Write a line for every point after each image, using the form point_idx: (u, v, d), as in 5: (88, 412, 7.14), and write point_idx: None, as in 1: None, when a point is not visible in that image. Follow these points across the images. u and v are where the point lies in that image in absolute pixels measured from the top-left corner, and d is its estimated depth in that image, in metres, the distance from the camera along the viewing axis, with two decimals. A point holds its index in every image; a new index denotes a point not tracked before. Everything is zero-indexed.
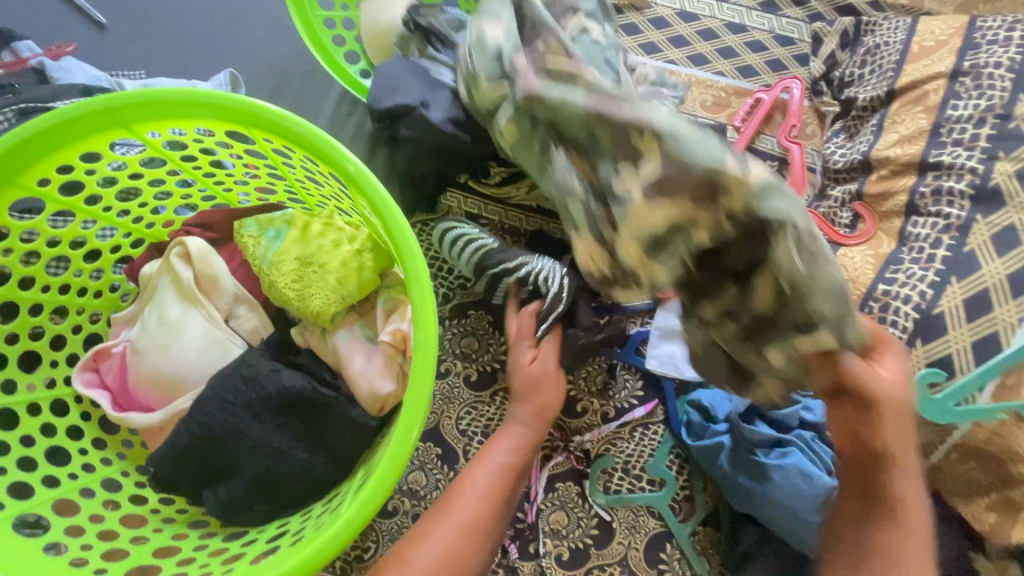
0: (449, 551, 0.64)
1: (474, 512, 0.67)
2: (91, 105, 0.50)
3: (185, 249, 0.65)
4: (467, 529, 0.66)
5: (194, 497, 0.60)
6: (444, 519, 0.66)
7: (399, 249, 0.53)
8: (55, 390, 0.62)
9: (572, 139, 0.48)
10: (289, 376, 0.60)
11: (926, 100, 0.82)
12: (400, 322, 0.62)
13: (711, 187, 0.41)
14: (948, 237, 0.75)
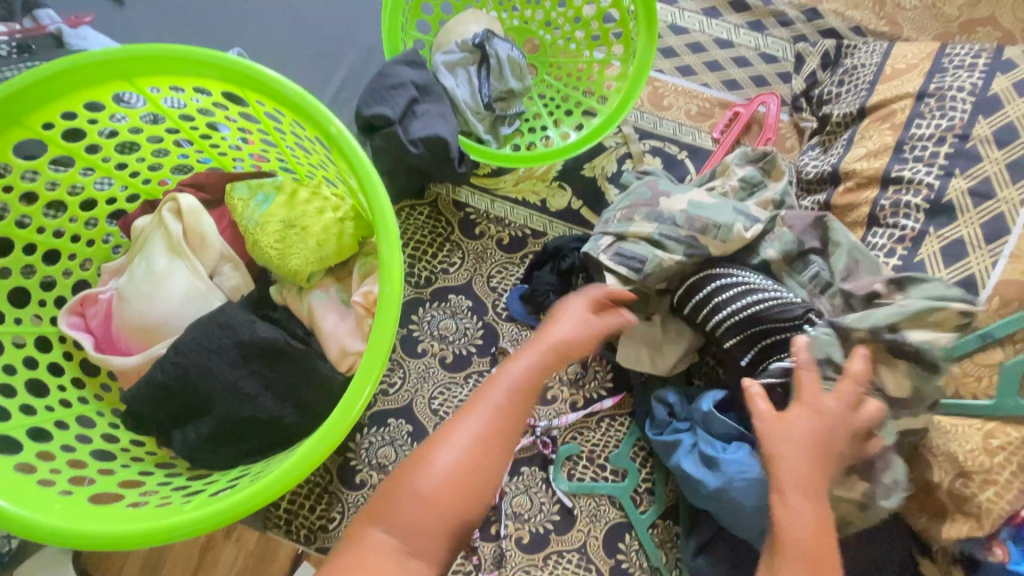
0: (460, 465, 0.52)
1: (494, 428, 0.55)
2: (98, 54, 0.54)
3: (177, 205, 0.69)
4: (502, 422, 0.56)
5: (163, 439, 0.63)
6: (472, 417, 0.55)
7: (373, 211, 0.57)
8: (41, 327, 0.65)
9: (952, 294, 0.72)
10: (264, 328, 0.63)
11: (894, 118, 0.87)
12: (372, 285, 0.65)
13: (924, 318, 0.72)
14: (902, 248, 0.79)
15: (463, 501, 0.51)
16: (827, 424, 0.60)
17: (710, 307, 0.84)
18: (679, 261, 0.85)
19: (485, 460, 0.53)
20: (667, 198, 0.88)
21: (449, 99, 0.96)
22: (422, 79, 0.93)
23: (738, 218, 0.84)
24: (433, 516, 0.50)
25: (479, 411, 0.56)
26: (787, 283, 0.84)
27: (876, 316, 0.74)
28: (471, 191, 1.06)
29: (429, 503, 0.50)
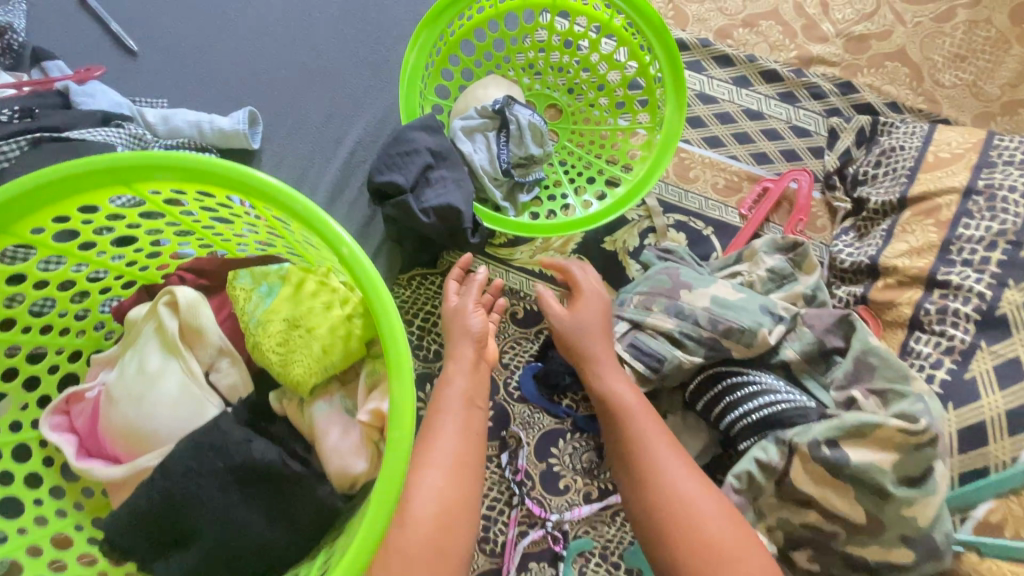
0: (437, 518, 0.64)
1: (450, 472, 0.67)
2: (94, 162, 0.49)
3: (173, 298, 0.64)
4: (454, 471, 0.67)
5: (143, 565, 0.57)
6: (427, 474, 0.66)
7: (383, 335, 0.51)
8: (21, 434, 0.60)
9: (909, 414, 0.63)
10: (260, 448, 0.58)
11: (938, 214, 0.82)
12: (381, 401, 0.59)
13: (879, 439, 0.63)
14: (951, 360, 0.73)
15: (445, 549, 0.63)
16: (604, 307, 0.83)
17: (722, 406, 0.78)
18: (699, 363, 0.80)
19: (452, 509, 0.65)
20: (688, 290, 0.83)
21: (467, 166, 0.92)
22: (439, 143, 0.89)
23: (763, 319, 0.78)
24: (420, 575, 0.61)
25: (430, 467, 0.66)
26: (806, 386, 0.76)
27: (812, 430, 0.65)
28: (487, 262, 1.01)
29: (422, 554, 0.62)
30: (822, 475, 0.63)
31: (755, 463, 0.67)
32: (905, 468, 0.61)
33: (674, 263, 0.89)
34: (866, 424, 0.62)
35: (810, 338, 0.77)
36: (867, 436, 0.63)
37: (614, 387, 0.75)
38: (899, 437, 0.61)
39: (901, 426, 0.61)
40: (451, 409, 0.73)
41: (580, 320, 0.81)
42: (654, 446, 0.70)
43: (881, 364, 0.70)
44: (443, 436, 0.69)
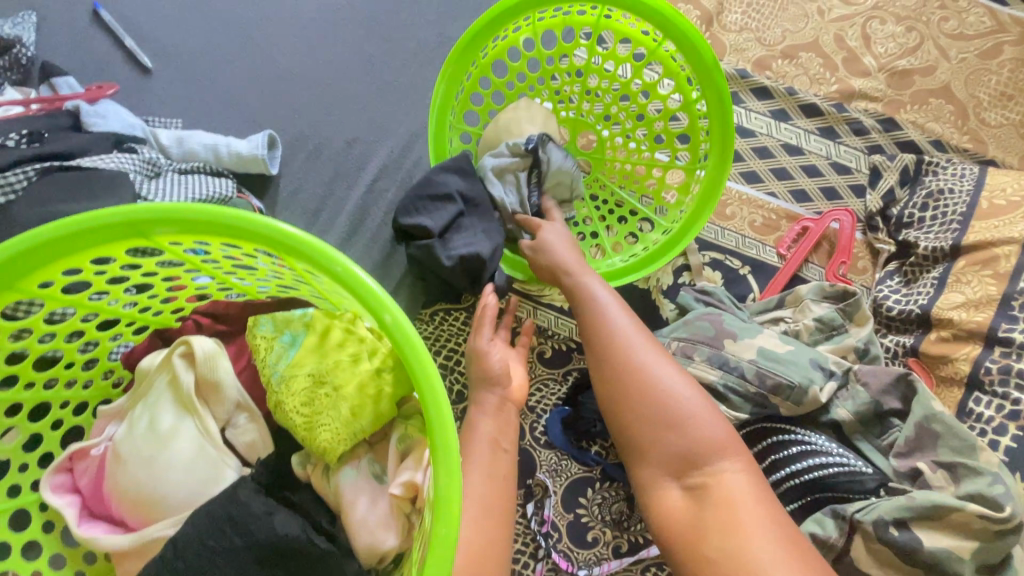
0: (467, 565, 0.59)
1: (480, 516, 0.64)
2: (113, 214, 0.44)
3: (189, 349, 0.59)
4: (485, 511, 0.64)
5: None
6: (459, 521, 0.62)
7: (427, 413, 0.45)
8: (19, 498, 0.55)
9: (989, 499, 0.58)
10: (283, 522, 0.53)
11: (996, 265, 0.78)
12: (416, 472, 0.54)
13: (955, 523, 0.57)
14: (1015, 425, 0.69)
15: None
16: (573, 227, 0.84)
17: (766, 466, 0.73)
18: (744, 419, 0.75)
19: (482, 557, 0.60)
20: (733, 341, 0.78)
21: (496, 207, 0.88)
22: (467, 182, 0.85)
23: (813, 375, 0.73)
24: None
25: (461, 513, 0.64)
26: (859, 448, 0.71)
27: (880, 508, 0.60)
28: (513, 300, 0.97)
29: None
30: (888, 557, 0.59)
31: (809, 539, 0.62)
32: (978, 551, 0.57)
33: (715, 308, 0.84)
34: (941, 508, 0.57)
35: (864, 398, 0.72)
36: (940, 519, 0.58)
37: (585, 284, 0.78)
38: (979, 523, 0.56)
39: (982, 512, 0.56)
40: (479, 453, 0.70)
41: (550, 236, 0.83)
42: (622, 333, 0.71)
43: (945, 432, 0.66)
44: (471, 479, 0.67)
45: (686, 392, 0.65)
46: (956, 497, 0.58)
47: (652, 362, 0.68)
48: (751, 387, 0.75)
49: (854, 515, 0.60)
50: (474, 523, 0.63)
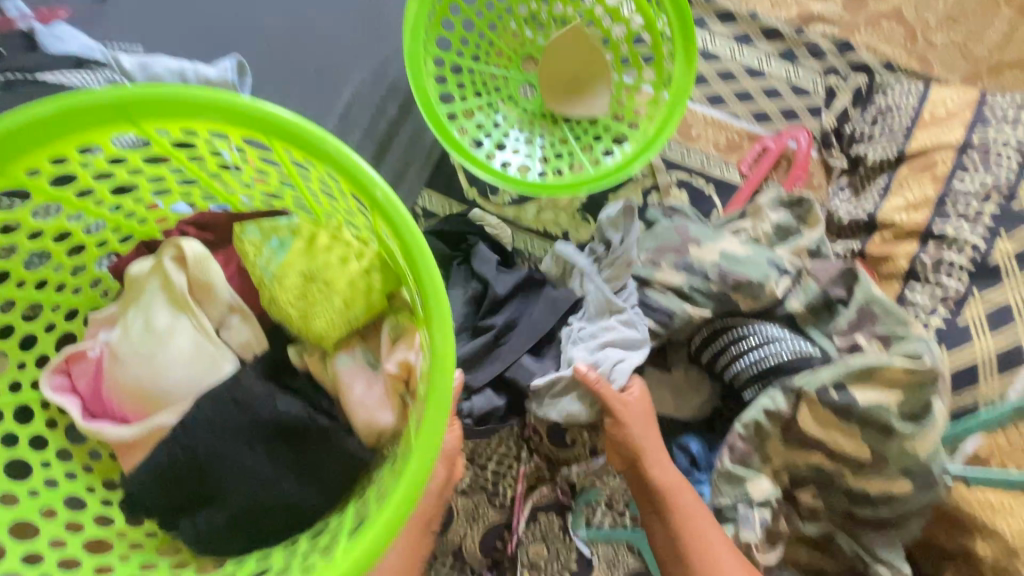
0: None
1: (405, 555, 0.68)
2: (99, 96, 0.45)
3: (180, 252, 0.61)
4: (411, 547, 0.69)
5: (166, 525, 0.55)
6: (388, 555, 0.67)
7: (423, 283, 0.50)
8: (20, 395, 0.57)
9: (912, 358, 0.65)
10: (285, 402, 0.56)
11: (934, 170, 0.85)
12: (408, 352, 0.58)
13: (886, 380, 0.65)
14: (944, 309, 0.77)
15: None
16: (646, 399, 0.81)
17: (729, 358, 0.80)
18: (708, 317, 0.82)
19: None
20: (697, 246, 0.84)
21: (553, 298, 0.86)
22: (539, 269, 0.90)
23: (770, 272, 0.80)
24: None
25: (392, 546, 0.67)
26: (809, 333, 0.78)
27: (819, 376, 0.67)
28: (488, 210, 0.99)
29: None
30: (829, 418, 0.66)
31: (763, 413, 0.69)
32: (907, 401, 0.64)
33: (680, 219, 0.89)
34: (870, 366, 0.64)
35: (814, 290, 0.78)
36: (874, 378, 0.65)
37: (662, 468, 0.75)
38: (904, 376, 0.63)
39: (906, 365, 0.64)
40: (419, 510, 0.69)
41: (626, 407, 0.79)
42: (707, 532, 0.69)
43: (884, 313, 0.73)
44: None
45: None
46: (883, 355, 0.65)
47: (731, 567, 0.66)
48: (716, 285, 0.81)
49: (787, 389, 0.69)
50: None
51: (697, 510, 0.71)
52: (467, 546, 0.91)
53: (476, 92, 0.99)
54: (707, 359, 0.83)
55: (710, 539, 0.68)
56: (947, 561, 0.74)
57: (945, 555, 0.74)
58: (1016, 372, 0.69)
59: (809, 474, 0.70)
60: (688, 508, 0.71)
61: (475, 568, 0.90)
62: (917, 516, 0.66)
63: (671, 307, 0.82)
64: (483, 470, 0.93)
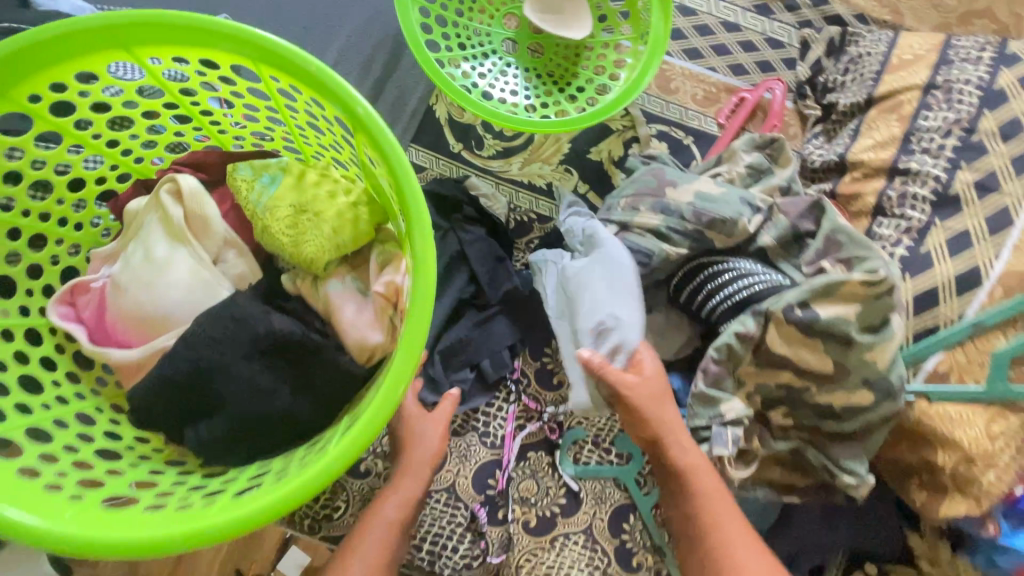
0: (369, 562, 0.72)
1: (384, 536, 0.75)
2: (93, 20, 0.48)
3: (176, 187, 0.64)
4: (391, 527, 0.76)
5: (173, 437, 0.59)
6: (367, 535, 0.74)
7: (404, 197, 0.53)
8: (29, 319, 0.60)
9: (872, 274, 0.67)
10: (279, 320, 0.60)
11: (901, 110, 0.88)
12: (395, 275, 0.62)
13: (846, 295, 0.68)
14: (908, 239, 0.80)
15: None
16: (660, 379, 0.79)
17: (704, 293, 0.84)
18: (684, 254, 0.85)
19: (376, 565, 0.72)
20: (673, 188, 0.87)
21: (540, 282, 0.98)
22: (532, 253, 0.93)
23: (742, 209, 0.83)
24: None
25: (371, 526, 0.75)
26: (781, 266, 0.82)
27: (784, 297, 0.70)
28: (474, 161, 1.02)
29: None
30: (796, 335, 0.69)
31: (734, 336, 0.73)
32: (865, 313, 0.67)
33: (658, 165, 0.93)
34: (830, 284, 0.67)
35: (784, 225, 0.82)
36: (835, 295, 0.68)
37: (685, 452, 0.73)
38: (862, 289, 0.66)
39: (864, 280, 0.66)
40: (394, 501, 0.78)
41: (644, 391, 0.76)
42: (724, 517, 0.70)
43: (848, 241, 0.76)
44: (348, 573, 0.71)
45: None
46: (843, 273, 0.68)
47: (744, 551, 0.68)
48: (692, 222, 0.84)
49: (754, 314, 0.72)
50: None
51: (716, 493, 0.72)
52: (459, 484, 0.95)
53: (461, 46, 1.01)
54: (683, 296, 0.87)
55: (728, 526, 0.70)
56: (910, 474, 0.78)
57: (909, 469, 0.78)
58: (973, 294, 0.74)
59: (779, 392, 0.74)
60: (709, 493, 0.71)
61: (468, 504, 0.95)
62: (879, 428, 0.71)
63: (647, 247, 0.86)
64: (474, 411, 0.97)
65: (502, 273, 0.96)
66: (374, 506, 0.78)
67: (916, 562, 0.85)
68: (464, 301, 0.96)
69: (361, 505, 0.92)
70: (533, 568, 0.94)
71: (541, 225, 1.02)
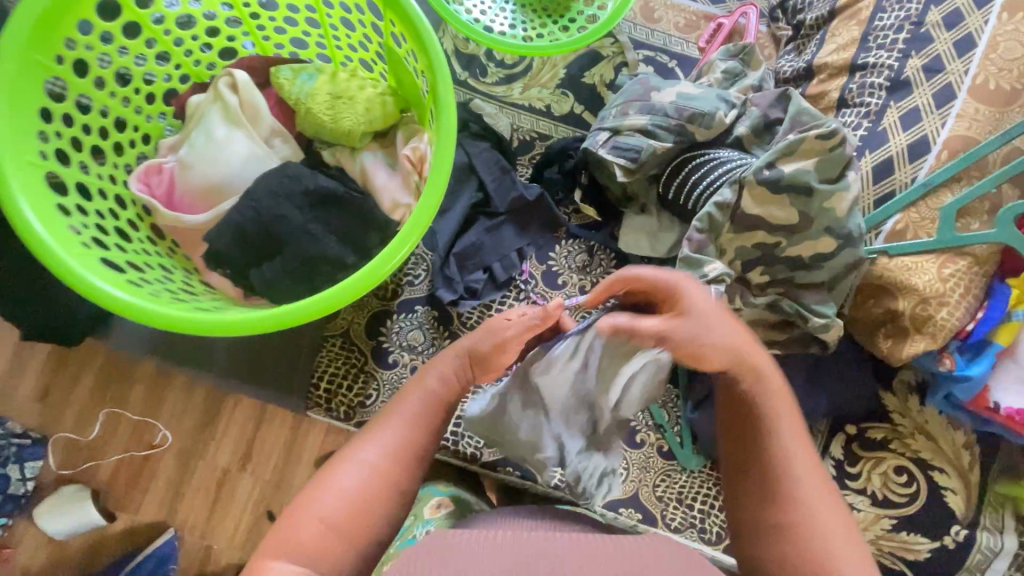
0: (384, 461, 0.63)
1: (404, 433, 0.66)
2: None
3: (232, 80, 0.76)
4: (413, 420, 0.67)
5: (240, 279, 0.71)
6: (387, 425, 0.66)
7: (427, 56, 0.64)
8: (117, 187, 0.71)
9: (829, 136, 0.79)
10: (324, 180, 0.71)
11: (859, 16, 0.97)
12: (418, 142, 0.73)
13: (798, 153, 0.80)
14: (868, 121, 0.90)
15: (372, 504, 0.61)
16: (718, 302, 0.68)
17: (688, 181, 0.95)
18: (670, 148, 0.96)
19: (394, 460, 0.64)
20: (657, 92, 0.98)
21: (543, 189, 1.08)
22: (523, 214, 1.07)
23: (720, 105, 0.94)
24: (342, 513, 0.59)
25: (393, 418, 0.67)
26: (754, 151, 0.93)
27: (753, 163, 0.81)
28: (479, 91, 1.14)
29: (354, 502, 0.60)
30: (765, 195, 0.80)
31: (715, 207, 0.83)
32: (823, 166, 0.80)
33: (643, 77, 1.04)
34: (791, 143, 0.79)
35: (756, 114, 0.93)
36: (795, 153, 0.80)
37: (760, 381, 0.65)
38: (818, 144, 0.79)
39: (818, 135, 0.78)
40: (420, 396, 0.69)
41: (712, 311, 0.65)
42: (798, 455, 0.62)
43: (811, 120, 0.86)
44: (385, 425, 0.66)
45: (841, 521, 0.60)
46: (798, 135, 0.79)
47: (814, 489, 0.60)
48: (676, 119, 0.95)
49: (732, 186, 0.83)
50: (362, 484, 0.62)
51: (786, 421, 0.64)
52: None
53: None
54: (668, 190, 0.99)
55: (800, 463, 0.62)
56: (878, 328, 0.88)
57: (876, 323, 0.88)
58: (923, 159, 0.84)
59: (756, 253, 0.84)
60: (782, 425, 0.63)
61: None
62: (845, 275, 0.82)
63: (637, 145, 0.97)
64: (490, 308, 1.07)
65: (507, 184, 1.05)
66: (420, 374, 0.72)
67: (890, 418, 0.93)
68: (475, 208, 1.06)
69: (390, 390, 1.03)
70: None
71: (542, 143, 1.13)
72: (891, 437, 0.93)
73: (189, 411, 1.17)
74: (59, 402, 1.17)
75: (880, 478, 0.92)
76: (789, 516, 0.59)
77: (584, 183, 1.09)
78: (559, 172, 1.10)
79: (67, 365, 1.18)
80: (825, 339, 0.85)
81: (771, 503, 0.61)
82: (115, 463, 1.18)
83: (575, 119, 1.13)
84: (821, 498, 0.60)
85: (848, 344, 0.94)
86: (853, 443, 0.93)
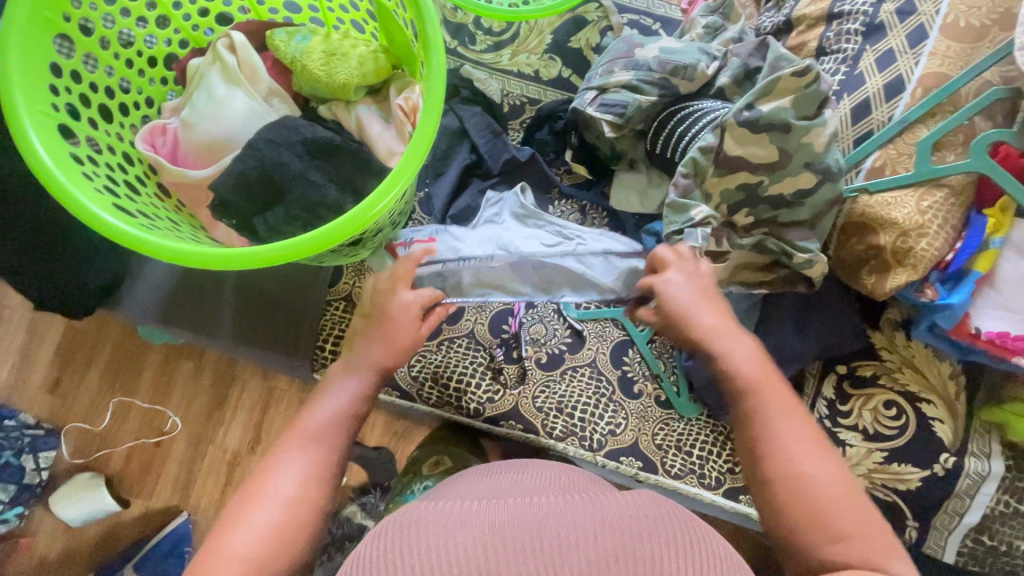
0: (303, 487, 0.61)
1: (319, 456, 0.64)
2: None
3: (230, 41, 0.79)
4: (320, 439, 0.65)
5: (245, 227, 0.74)
6: (295, 450, 0.63)
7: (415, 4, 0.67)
8: (125, 145, 0.75)
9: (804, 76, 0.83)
10: (322, 130, 0.75)
11: None
12: (410, 94, 0.77)
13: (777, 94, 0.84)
14: (845, 67, 0.93)
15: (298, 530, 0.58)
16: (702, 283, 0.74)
17: (675, 132, 0.97)
18: (655, 101, 0.99)
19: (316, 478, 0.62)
20: (641, 49, 1.01)
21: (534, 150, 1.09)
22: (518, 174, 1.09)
23: (701, 57, 0.97)
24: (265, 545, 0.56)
25: (298, 440, 0.64)
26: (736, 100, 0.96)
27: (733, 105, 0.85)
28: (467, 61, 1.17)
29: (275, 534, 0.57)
30: (744, 136, 0.84)
31: (700, 151, 0.86)
32: (800, 103, 0.83)
33: (626, 37, 1.07)
34: (769, 82, 0.84)
35: (737, 64, 0.96)
36: (771, 93, 0.84)
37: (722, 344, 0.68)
38: (793, 82, 0.83)
39: (793, 72, 0.82)
40: (325, 413, 0.67)
41: (682, 295, 0.71)
42: (769, 408, 0.62)
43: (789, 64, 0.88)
44: (290, 452, 0.63)
45: (821, 467, 0.58)
46: (775, 75, 0.83)
47: (790, 431, 0.61)
48: (660, 71, 0.98)
49: (715, 129, 0.86)
50: (283, 515, 0.58)
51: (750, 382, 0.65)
52: (478, 329, 1.10)
53: None
54: (656, 143, 1.01)
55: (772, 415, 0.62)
56: (862, 264, 0.90)
57: (860, 259, 0.90)
58: (899, 98, 0.87)
59: (739, 194, 0.88)
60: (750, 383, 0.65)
61: (486, 346, 1.09)
62: (827, 212, 0.86)
63: (623, 99, 0.99)
64: None
65: (499, 146, 1.09)
66: (320, 396, 0.69)
67: (879, 354, 0.96)
68: (468, 171, 1.09)
69: None
70: (546, 400, 1.07)
71: (531, 107, 1.16)
72: (880, 372, 0.95)
73: (200, 392, 1.22)
74: (70, 393, 1.22)
75: (869, 412, 0.94)
76: (772, 470, 0.60)
77: (574, 143, 1.11)
78: (548, 133, 1.13)
79: (75, 358, 1.22)
80: (810, 275, 0.88)
81: (753, 464, 0.62)
82: (128, 450, 1.21)
83: (562, 83, 1.16)
84: (794, 447, 0.60)
85: (834, 284, 0.97)
86: (846, 381, 0.96)
